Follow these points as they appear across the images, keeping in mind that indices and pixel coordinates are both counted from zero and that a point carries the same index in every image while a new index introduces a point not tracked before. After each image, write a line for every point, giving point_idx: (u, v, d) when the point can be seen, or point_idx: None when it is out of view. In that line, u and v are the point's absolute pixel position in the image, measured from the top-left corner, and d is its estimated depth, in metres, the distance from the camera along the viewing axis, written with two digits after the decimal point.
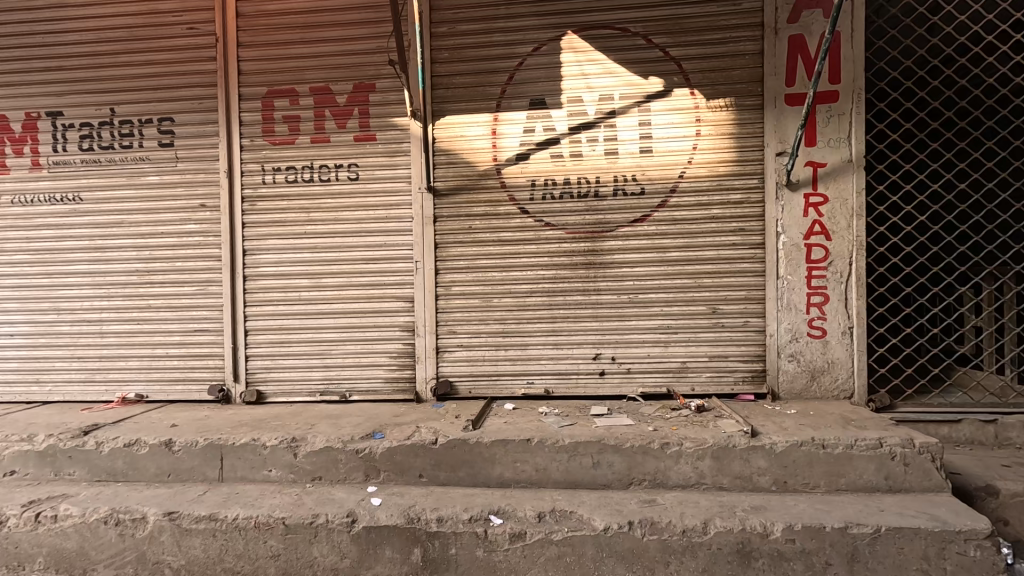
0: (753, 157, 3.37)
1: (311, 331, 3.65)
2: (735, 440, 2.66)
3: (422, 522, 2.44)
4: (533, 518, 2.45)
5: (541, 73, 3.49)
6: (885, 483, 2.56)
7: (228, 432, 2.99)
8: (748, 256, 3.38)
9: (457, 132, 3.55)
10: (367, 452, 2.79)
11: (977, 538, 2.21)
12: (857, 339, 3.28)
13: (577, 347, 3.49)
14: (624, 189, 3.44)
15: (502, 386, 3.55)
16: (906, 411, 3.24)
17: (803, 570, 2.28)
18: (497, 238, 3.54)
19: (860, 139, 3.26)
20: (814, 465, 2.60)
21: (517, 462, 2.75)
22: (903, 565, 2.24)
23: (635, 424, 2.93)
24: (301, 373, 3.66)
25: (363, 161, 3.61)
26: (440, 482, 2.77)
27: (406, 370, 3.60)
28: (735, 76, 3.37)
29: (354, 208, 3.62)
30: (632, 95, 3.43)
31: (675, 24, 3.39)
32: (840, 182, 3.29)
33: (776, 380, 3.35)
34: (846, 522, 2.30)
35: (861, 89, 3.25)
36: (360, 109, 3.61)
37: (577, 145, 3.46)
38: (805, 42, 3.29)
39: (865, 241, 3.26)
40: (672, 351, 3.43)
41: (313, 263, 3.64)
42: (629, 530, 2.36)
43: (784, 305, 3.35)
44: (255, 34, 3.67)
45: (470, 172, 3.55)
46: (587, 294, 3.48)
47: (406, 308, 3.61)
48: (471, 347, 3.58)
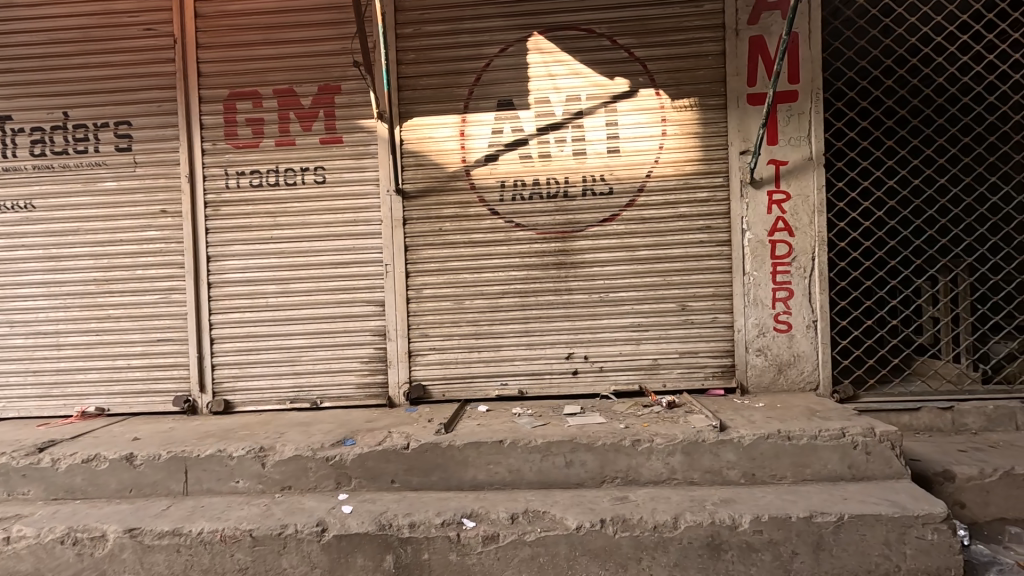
0: (718, 156, 3.43)
1: (280, 338, 3.58)
2: (704, 435, 2.70)
3: (394, 528, 2.41)
4: (505, 520, 2.44)
5: (508, 74, 3.49)
6: (849, 472, 2.63)
7: (193, 443, 2.91)
8: (715, 253, 3.44)
9: (425, 134, 3.53)
10: (337, 459, 2.75)
11: (934, 521, 2.29)
12: (821, 332, 3.36)
13: (550, 347, 3.51)
14: (593, 189, 3.47)
15: (476, 388, 3.53)
16: (869, 401, 3.33)
17: (771, 560, 2.33)
18: (467, 239, 3.53)
19: (819, 137, 3.35)
20: (781, 457, 2.65)
21: (490, 464, 2.74)
22: (865, 551, 2.31)
23: (607, 422, 2.95)
24: (271, 380, 3.59)
25: (330, 164, 3.56)
26: (412, 487, 2.74)
27: (378, 375, 3.56)
28: (699, 76, 3.42)
29: (322, 212, 3.56)
30: (599, 96, 3.46)
31: (640, 25, 3.43)
32: (802, 179, 3.38)
33: (744, 374, 3.42)
34: (810, 511, 2.35)
35: (819, 89, 3.34)
36: (326, 111, 3.56)
37: (545, 145, 3.47)
38: (765, 43, 3.37)
39: (827, 237, 3.36)
40: (643, 348, 3.47)
41: (281, 268, 3.57)
42: (601, 528, 2.37)
43: (751, 300, 3.41)
44: (215, 35, 3.58)
45: (439, 174, 3.53)
46: (558, 294, 3.50)
47: (377, 311, 3.56)
48: (443, 350, 3.55)
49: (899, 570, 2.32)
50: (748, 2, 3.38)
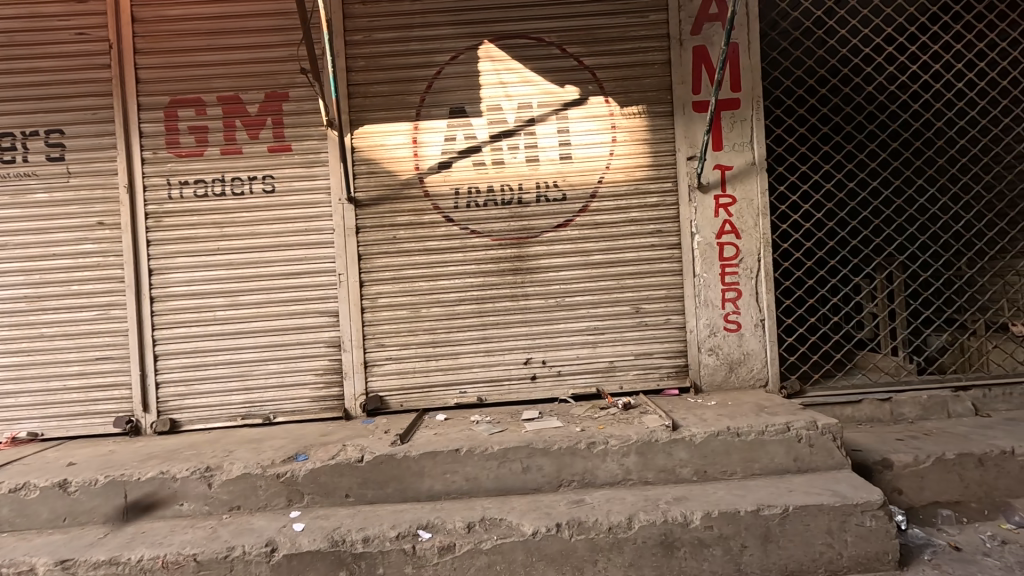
0: (666, 161, 3.53)
1: (230, 352, 3.46)
2: (658, 434, 2.75)
3: (347, 544, 2.36)
4: (462, 529, 2.43)
5: (459, 82, 3.50)
6: (795, 465, 2.72)
7: (134, 466, 2.77)
8: (666, 256, 3.52)
9: (377, 141, 3.50)
10: (289, 475, 2.67)
11: (872, 508, 2.40)
12: (768, 331, 3.49)
13: (508, 353, 3.51)
14: (547, 195, 3.50)
15: (435, 397, 3.50)
16: (816, 395, 3.46)
17: (722, 555, 2.39)
18: (423, 247, 3.50)
19: (761, 143, 3.48)
20: (731, 453, 2.73)
21: (447, 473, 2.71)
22: (810, 540, 2.40)
23: (564, 425, 2.97)
24: (220, 397, 3.47)
25: (279, 172, 3.48)
26: (368, 501, 2.69)
27: (334, 387, 3.49)
28: (646, 85, 3.51)
29: (271, 222, 3.47)
30: (550, 104, 3.51)
31: (588, 34, 3.50)
32: (746, 183, 3.50)
33: (697, 374, 3.50)
34: (758, 505, 2.42)
35: (760, 96, 3.48)
36: (273, 119, 3.48)
37: (498, 152, 3.49)
38: (708, 52, 3.49)
39: (771, 238, 3.49)
40: (599, 351, 3.51)
41: (229, 280, 3.46)
42: (557, 532, 2.38)
43: (702, 301, 3.51)
44: (154, 41, 3.46)
45: (392, 181, 3.50)
46: (515, 300, 3.51)
47: (331, 322, 3.49)
48: (400, 360, 3.50)
49: (842, 557, 2.42)
50: (690, 13, 3.49)
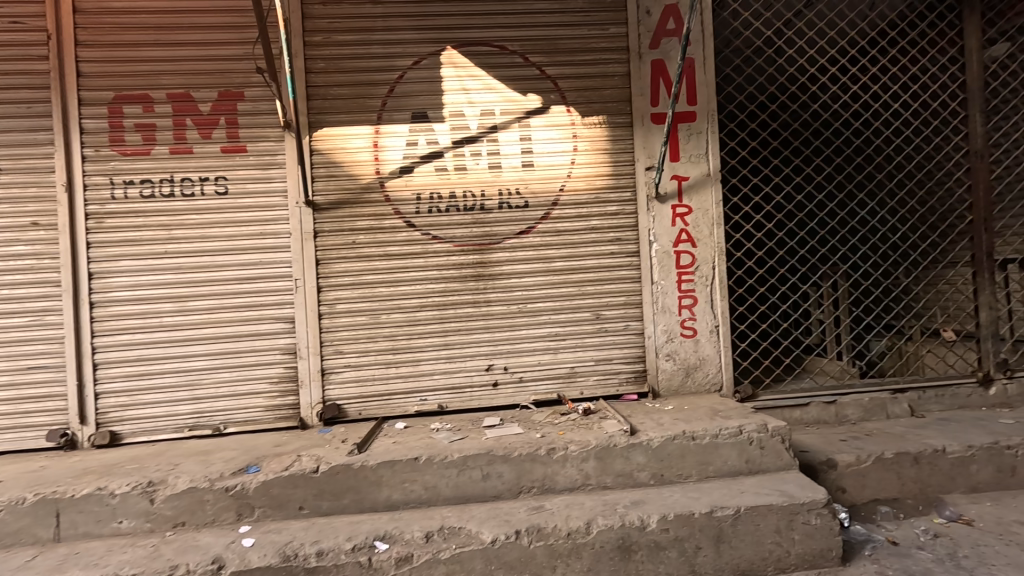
0: (626, 171, 3.61)
1: (177, 361, 3.31)
2: (616, 439, 2.79)
3: (299, 559, 2.28)
4: (421, 539, 2.39)
5: (422, 87, 3.48)
6: (746, 466, 2.81)
7: (69, 482, 2.60)
8: (625, 263, 3.59)
9: (337, 144, 3.43)
10: (238, 489, 2.56)
11: (817, 507, 2.51)
12: (722, 336, 3.60)
13: (470, 360, 3.49)
14: (509, 202, 3.52)
15: (394, 405, 3.44)
16: (767, 399, 3.59)
17: (678, 557, 2.45)
18: (383, 252, 3.45)
19: (715, 155, 3.60)
20: (687, 457, 2.79)
21: (405, 482, 2.66)
22: (760, 540, 2.49)
23: (525, 432, 2.97)
24: (165, 408, 3.30)
25: (232, 174, 3.36)
26: (323, 513, 2.62)
27: (289, 396, 3.39)
28: (607, 95, 3.59)
29: (224, 224, 3.35)
30: (512, 112, 3.53)
31: (550, 44, 3.55)
32: (702, 194, 3.61)
33: (655, 379, 3.58)
34: (711, 506, 2.49)
35: (715, 110, 3.60)
36: (227, 118, 3.37)
37: (461, 158, 3.49)
38: (665, 66, 3.59)
39: (725, 247, 3.61)
40: (561, 357, 3.55)
41: (177, 285, 3.31)
42: (516, 539, 2.38)
43: (660, 307, 3.59)
44: (97, 33, 3.29)
45: (352, 185, 3.43)
46: (477, 306, 3.50)
47: (287, 329, 3.39)
48: (359, 367, 3.43)
49: (790, 555, 2.51)
50: (649, 28, 3.59)
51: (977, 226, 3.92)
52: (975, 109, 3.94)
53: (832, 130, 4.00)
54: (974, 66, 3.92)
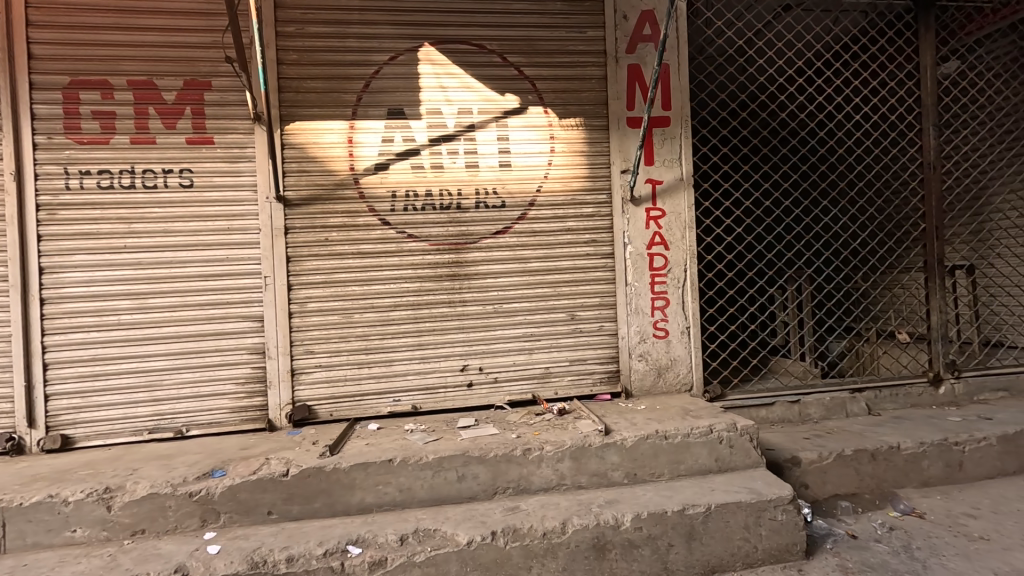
0: (601, 173, 3.64)
1: (136, 360, 3.16)
2: (591, 439, 2.81)
3: (268, 565, 2.21)
4: (395, 542, 2.36)
5: (398, 83, 3.43)
6: (716, 465, 2.88)
7: (16, 490, 2.45)
8: (600, 265, 3.63)
9: (310, 139, 3.34)
10: (203, 494, 2.47)
11: (783, 503, 2.60)
12: (693, 337, 3.68)
13: (444, 360, 3.46)
14: (486, 202, 3.50)
15: (366, 406, 3.38)
16: (735, 398, 3.69)
17: (650, 554, 2.49)
18: (356, 250, 3.38)
19: (688, 160, 3.68)
20: (659, 456, 2.84)
21: (379, 485, 2.62)
22: (729, 536, 2.56)
23: (500, 433, 2.96)
24: (123, 410, 3.15)
25: (197, 166, 3.23)
26: (293, 517, 2.55)
27: (257, 397, 3.29)
28: (584, 98, 3.62)
29: (188, 219, 3.22)
30: (489, 111, 3.52)
31: (528, 45, 3.55)
32: (675, 198, 3.68)
33: (628, 379, 3.63)
34: (683, 504, 2.54)
35: (688, 116, 3.68)
36: (193, 108, 3.23)
37: (438, 157, 3.45)
38: (641, 71, 3.65)
39: (696, 250, 3.69)
40: (535, 357, 3.56)
41: (136, 282, 3.16)
42: (492, 540, 2.37)
43: (633, 309, 3.64)
44: (51, 13, 3.11)
45: (325, 181, 3.35)
46: (452, 305, 3.47)
47: (256, 328, 3.28)
48: (330, 368, 3.35)
49: (757, 550, 2.59)
50: (625, 32, 3.64)
51: (927, 234, 4.01)
52: (928, 122, 4.01)
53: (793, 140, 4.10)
54: (928, 82, 4.00)
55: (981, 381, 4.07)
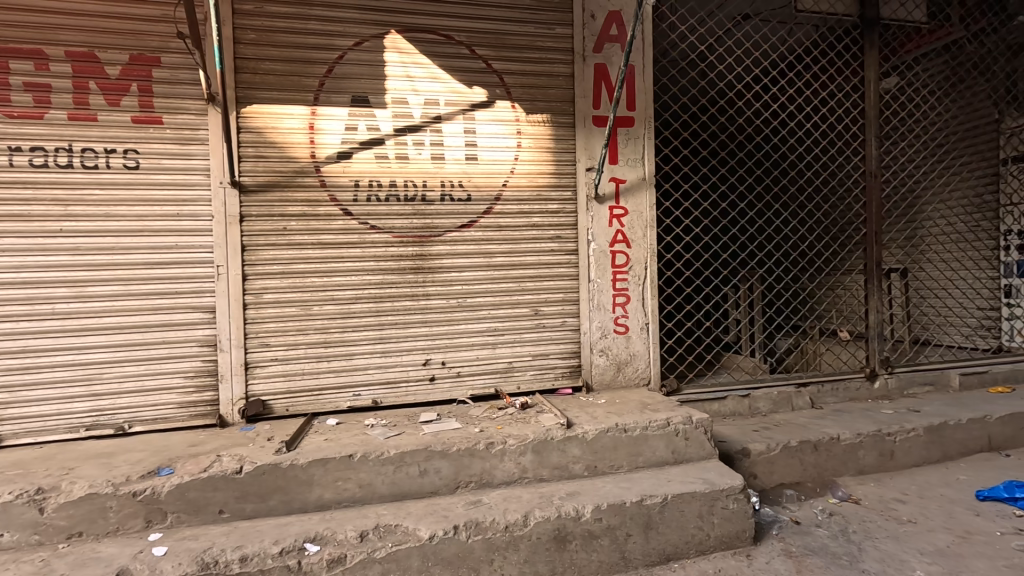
0: (567, 170, 3.68)
1: (72, 353, 2.96)
2: (553, 433, 2.85)
3: (220, 566, 2.12)
4: (354, 539, 2.31)
5: (362, 70, 3.34)
6: (672, 456, 2.98)
7: None
8: (564, 261, 3.67)
9: (268, 123, 3.21)
10: (148, 494, 2.34)
11: (734, 492, 2.72)
12: (652, 333, 3.78)
13: (406, 354, 3.42)
14: (451, 194, 3.47)
15: (325, 401, 3.29)
16: (690, 392, 3.83)
17: (609, 544, 2.55)
18: (316, 241, 3.27)
19: (651, 160, 3.76)
20: (618, 448, 2.91)
21: (338, 481, 2.56)
22: (684, 524, 2.65)
23: (463, 427, 2.95)
24: (57, 405, 2.95)
25: (144, 147, 3.05)
26: (246, 516, 2.46)
27: (207, 391, 3.15)
28: (551, 95, 3.64)
29: (132, 203, 3.03)
30: (457, 103, 3.48)
31: (497, 39, 3.54)
32: (637, 197, 3.76)
33: (589, 374, 3.69)
34: (641, 495, 2.62)
35: (651, 117, 3.76)
36: (140, 85, 3.04)
37: (403, 147, 3.38)
38: (607, 71, 3.70)
39: (656, 249, 3.78)
40: (499, 352, 3.56)
41: (73, 269, 2.95)
42: (454, 535, 2.36)
43: (596, 305, 3.70)
44: None
45: (285, 167, 3.23)
46: (416, 299, 3.43)
47: (208, 319, 3.14)
48: (287, 361, 3.24)
49: (710, 537, 2.69)
50: (593, 32, 3.68)
51: (868, 239, 4.25)
52: (871, 133, 4.23)
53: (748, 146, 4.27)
54: (871, 95, 4.17)
55: (910, 376, 4.30)
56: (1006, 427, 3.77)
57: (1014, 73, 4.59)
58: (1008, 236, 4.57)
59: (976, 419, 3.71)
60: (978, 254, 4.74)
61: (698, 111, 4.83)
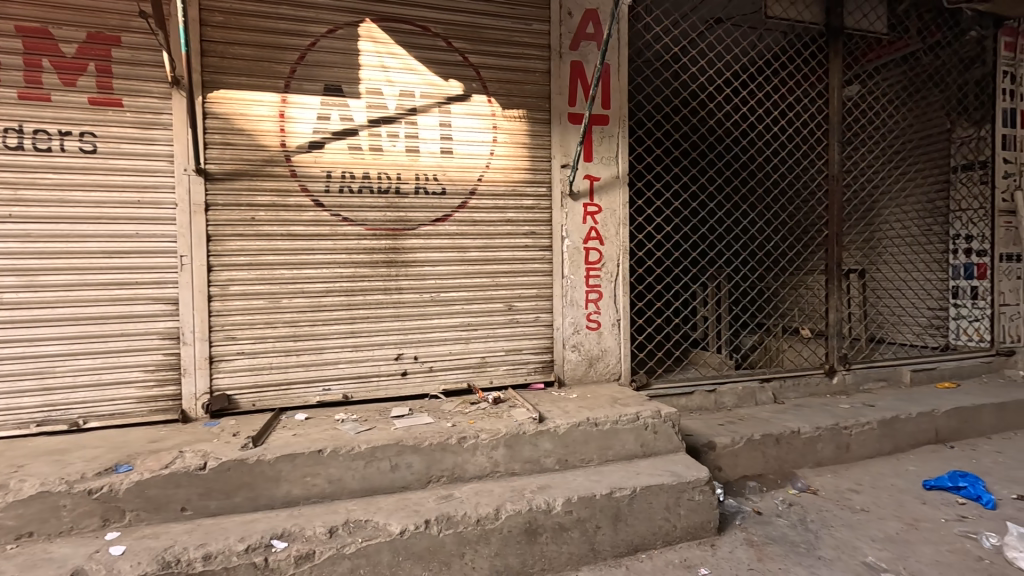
0: (542, 166, 3.69)
1: (22, 345, 2.82)
2: (525, 427, 2.87)
3: (182, 565, 2.06)
4: (323, 535, 2.28)
5: (336, 58, 3.27)
6: (641, 450, 3.04)
7: None
8: (538, 257, 3.69)
9: (236, 110, 3.11)
10: (105, 491, 2.25)
11: (700, 484, 2.79)
12: (623, 329, 3.84)
13: (377, 349, 3.38)
14: (426, 187, 3.44)
15: (294, 395, 3.23)
16: (659, 387, 3.91)
17: (579, 536, 2.59)
18: (285, 232, 3.20)
19: (624, 159, 3.81)
20: (589, 442, 2.95)
21: (307, 477, 2.51)
22: (652, 516, 2.71)
23: (435, 422, 2.94)
24: (5, 399, 2.80)
25: (102, 130, 2.91)
26: (210, 513, 2.39)
27: (169, 385, 3.04)
28: (527, 90, 3.64)
29: (88, 188, 2.89)
30: (432, 95, 3.44)
31: (473, 32, 3.52)
32: (611, 195, 3.81)
33: (561, 369, 3.73)
34: (611, 488, 2.66)
35: (625, 116, 3.81)
36: (98, 65, 2.90)
37: (377, 139, 3.33)
38: (583, 68, 3.72)
39: (628, 246, 3.84)
40: (472, 347, 3.56)
41: (23, 257, 2.80)
42: (426, 529, 2.36)
43: (569, 301, 3.73)
44: None
45: (253, 156, 3.14)
46: (388, 293, 3.39)
47: (170, 311, 3.03)
48: (253, 355, 3.16)
49: (676, 528, 2.76)
50: (570, 29, 3.70)
51: (829, 240, 4.41)
52: (833, 138, 4.39)
53: (718, 147, 4.38)
54: (835, 102, 4.31)
55: (865, 372, 4.49)
56: (951, 420, 3.99)
57: (967, 85, 4.82)
58: (957, 240, 4.81)
59: (925, 413, 3.91)
60: (928, 256, 4.99)
61: (670, 111, 4.91)
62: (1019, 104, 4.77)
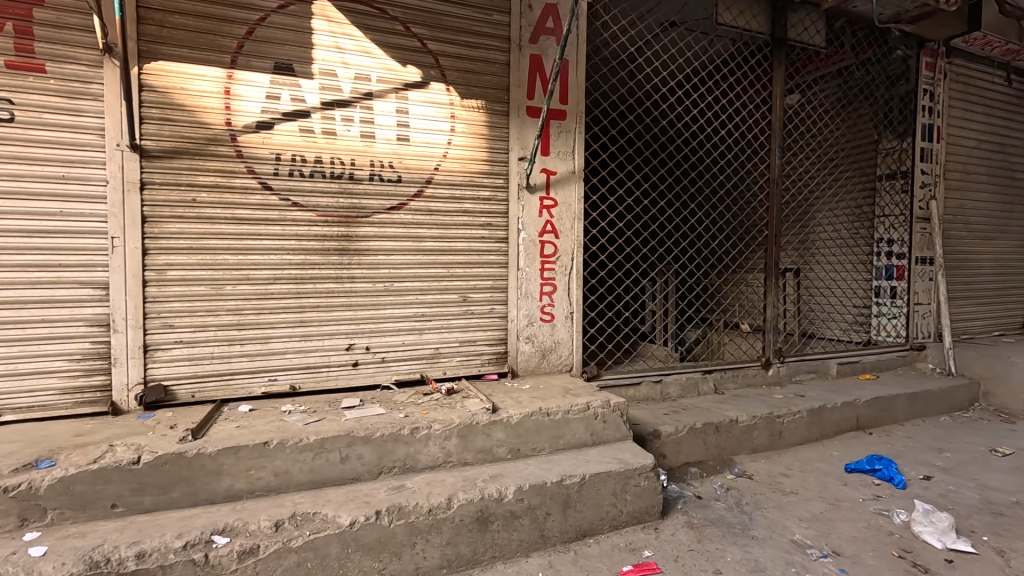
0: (499, 158, 3.69)
1: None
2: (478, 417, 2.88)
3: (112, 565, 1.94)
4: (268, 529, 2.21)
5: (287, 35, 3.13)
6: (590, 439, 3.13)
7: None
8: (494, 248, 3.70)
9: (177, 83, 2.92)
10: (23, 489, 2.08)
11: (645, 471, 2.91)
12: (575, 322, 3.92)
13: (328, 339, 3.29)
14: (381, 174, 3.36)
15: (237, 386, 3.10)
16: (609, 378, 4.03)
17: (530, 523, 2.64)
18: (230, 215, 3.04)
19: (580, 154, 3.87)
20: (541, 431, 3.00)
21: (250, 470, 2.42)
22: (600, 502, 2.80)
23: (387, 412, 2.90)
24: None
25: (20, 98, 2.66)
26: (144, 509, 2.27)
27: (98, 376, 2.85)
28: (486, 81, 3.63)
29: (4, 160, 2.64)
30: (389, 80, 3.36)
31: (432, 18, 3.46)
32: (566, 189, 3.86)
33: (515, 361, 3.76)
34: (561, 475, 2.73)
35: (582, 112, 3.87)
36: (16, 25, 2.65)
37: (330, 122, 3.22)
38: (542, 63, 3.75)
39: (582, 241, 3.91)
40: (425, 337, 3.53)
41: None
42: (376, 520, 2.33)
43: (523, 293, 3.77)
44: None
45: (195, 133, 2.96)
46: (340, 281, 3.30)
47: (99, 297, 2.82)
48: (192, 344, 3.00)
49: (622, 513, 2.87)
50: (530, 21, 3.70)
51: (768, 240, 4.66)
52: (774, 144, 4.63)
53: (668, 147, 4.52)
54: (777, 109, 4.55)
55: (797, 365, 4.80)
56: (870, 409, 4.34)
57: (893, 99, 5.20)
58: (880, 244, 5.21)
59: (848, 403, 4.23)
60: (855, 258, 5.38)
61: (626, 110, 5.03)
62: (937, 121, 5.20)
